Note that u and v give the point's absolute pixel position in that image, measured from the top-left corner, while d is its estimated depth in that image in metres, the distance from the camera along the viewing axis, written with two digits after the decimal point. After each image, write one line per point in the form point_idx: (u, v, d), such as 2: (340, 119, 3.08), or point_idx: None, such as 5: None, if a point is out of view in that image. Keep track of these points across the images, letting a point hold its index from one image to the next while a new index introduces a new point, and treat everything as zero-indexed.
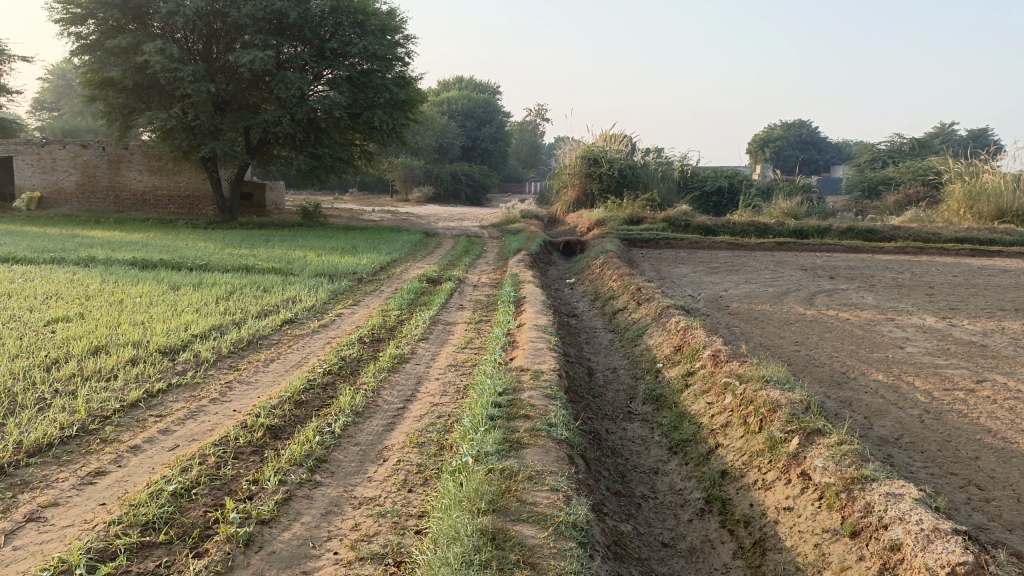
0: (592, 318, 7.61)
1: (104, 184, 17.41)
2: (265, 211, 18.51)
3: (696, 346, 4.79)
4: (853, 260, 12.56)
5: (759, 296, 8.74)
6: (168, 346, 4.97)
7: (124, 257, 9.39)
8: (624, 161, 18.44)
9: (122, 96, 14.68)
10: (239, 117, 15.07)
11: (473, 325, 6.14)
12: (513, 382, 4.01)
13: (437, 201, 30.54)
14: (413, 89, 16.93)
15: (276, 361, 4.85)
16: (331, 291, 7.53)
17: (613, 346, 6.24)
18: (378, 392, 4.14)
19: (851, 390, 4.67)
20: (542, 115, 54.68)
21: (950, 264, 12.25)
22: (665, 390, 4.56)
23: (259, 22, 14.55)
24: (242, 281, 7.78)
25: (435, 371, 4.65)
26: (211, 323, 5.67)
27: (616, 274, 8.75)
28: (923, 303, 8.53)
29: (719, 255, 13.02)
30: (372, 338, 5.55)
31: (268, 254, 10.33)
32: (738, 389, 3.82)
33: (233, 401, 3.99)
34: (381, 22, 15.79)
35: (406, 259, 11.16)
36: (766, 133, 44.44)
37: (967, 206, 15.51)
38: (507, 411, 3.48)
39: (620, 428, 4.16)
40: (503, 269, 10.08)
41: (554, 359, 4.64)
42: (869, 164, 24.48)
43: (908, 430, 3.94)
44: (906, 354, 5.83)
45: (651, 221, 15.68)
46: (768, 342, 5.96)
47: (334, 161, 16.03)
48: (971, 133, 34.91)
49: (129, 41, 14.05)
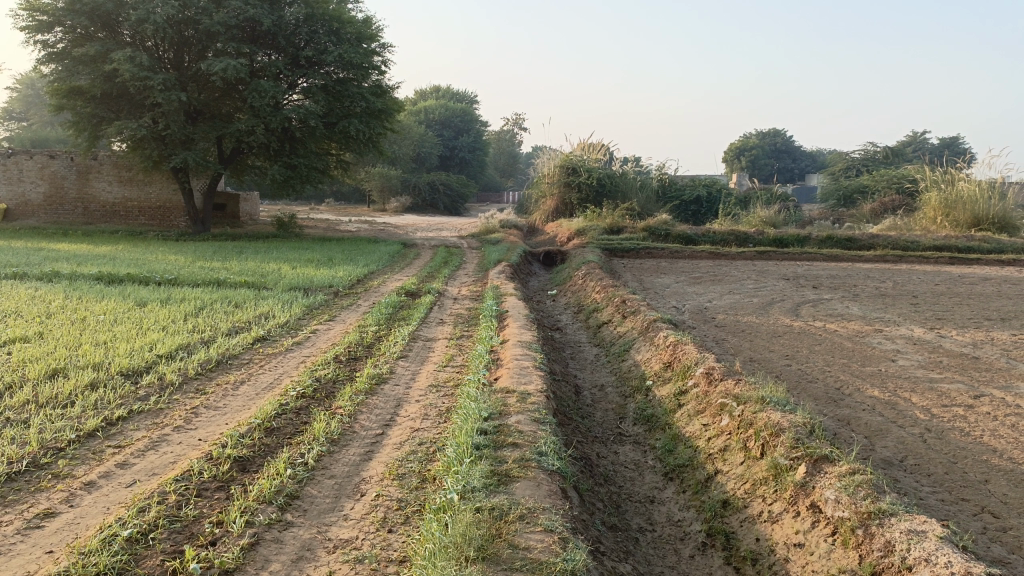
0: (576, 331, 7.41)
1: (72, 196, 16.96)
2: (239, 222, 18.15)
3: (687, 363, 4.59)
4: (834, 269, 12.50)
5: (745, 307, 8.60)
6: (130, 369, 4.69)
7: (90, 271, 9.04)
8: (603, 171, 18.34)
9: (91, 105, 14.29)
10: (212, 126, 14.74)
11: (454, 341, 5.91)
12: (498, 405, 3.78)
13: (414, 212, 30.27)
14: (390, 98, 16.70)
15: (247, 384, 4.57)
16: (305, 306, 7.26)
17: (599, 362, 6.04)
18: (355, 417, 3.89)
19: (847, 408, 4.49)
20: (520, 125, 54.76)
21: (930, 272, 12.23)
22: (657, 410, 4.36)
23: (232, 29, 14.25)
24: (213, 296, 7.48)
25: (415, 392, 4.40)
26: (178, 341, 5.38)
27: (599, 286, 8.56)
28: (908, 313, 8.44)
29: (701, 265, 12.90)
30: (349, 356, 5.29)
31: (241, 267, 10.02)
32: (736, 410, 3.63)
33: (199, 429, 3.72)
34: (357, 30, 15.56)
35: (383, 271, 10.90)
36: (741, 142, 44.70)
37: (943, 214, 15.55)
38: (493, 439, 3.26)
39: (611, 452, 3.95)
40: (483, 281, 9.87)
41: (540, 379, 4.41)
42: (844, 172, 24.60)
43: (911, 451, 3.77)
44: (899, 367, 5.68)
45: (631, 231, 15.55)
46: (758, 356, 5.78)
47: (309, 171, 15.73)
48: (943, 142, 35.33)
49: (98, 49, 13.68)
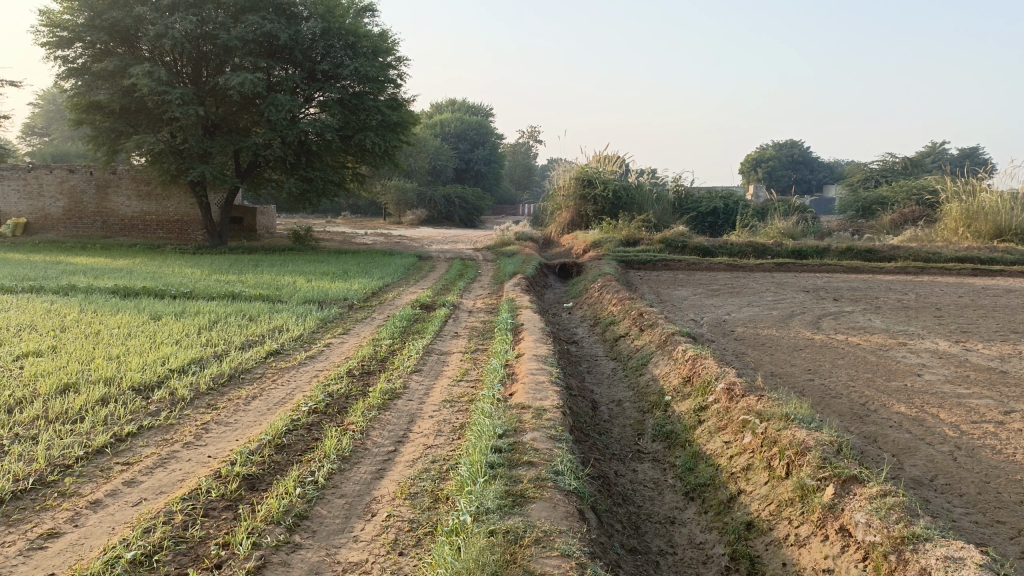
0: (592, 345, 7.30)
1: (91, 210, 17.10)
2: (256, 235, 18.21)
3: (707, 378, 4.48)
4: (855, 281, 12.31)
5: (764, 320, 8.45)
6: (142, 384, 4.64)
7: (106, 285, 9.06)
8: (619, 183, 18.25)
9: (110, 120, 14.40)
10: (229, 140, 14.81)
11: (469, 355, 5.83)
12: (513, 422, 3.68)
13: (430, 224, 30.29)
14: (405, 111, 16.72)
15: (258, 399, 4.50)
16: (319, 320, 7.20)
17: (616, 376, 5.93)
18: (367, 433, 3.81)
19: (873, 425, 4.35)
20: (535, 137, 54.86)
21: (953, 284, 12.01)
22: (676, 426, 4.25)
23: (249, 43, 14.33)
24: (227, 309, 7.45)
25: (429, 408, 4.31)
26: (191, 355, 5.34)
27: (616, 298, 8.46)
28: (932, 326, 8.26)
29: (719, 277, 12.75)
30: (363, 371, 5.22)
31: (256, 280, 10.02)
32: (759, 428, 3.51)
33: (209, 446, 3.65)
34: (373, 43, 15.61)
35: (398, 283, 10.84)
36: (758, 153, 44.46)
37: (965, 225, 15.31)
38: (509, 457, 3.17)
39: (630, 470, 3.84)
40: (499, 293, 9.79)
41: (557, 394, 4.31)
42: (862, 183, 24.35)
43: (942, 469, 3.63)
44: (925, 382, 5.53)
45: (648, 243, 15.43)
46: (780, 371, 5.65)
47: (325, 184, 15.76)
48: (963, 152, 34.91)
49: (117, 64, 13.80)
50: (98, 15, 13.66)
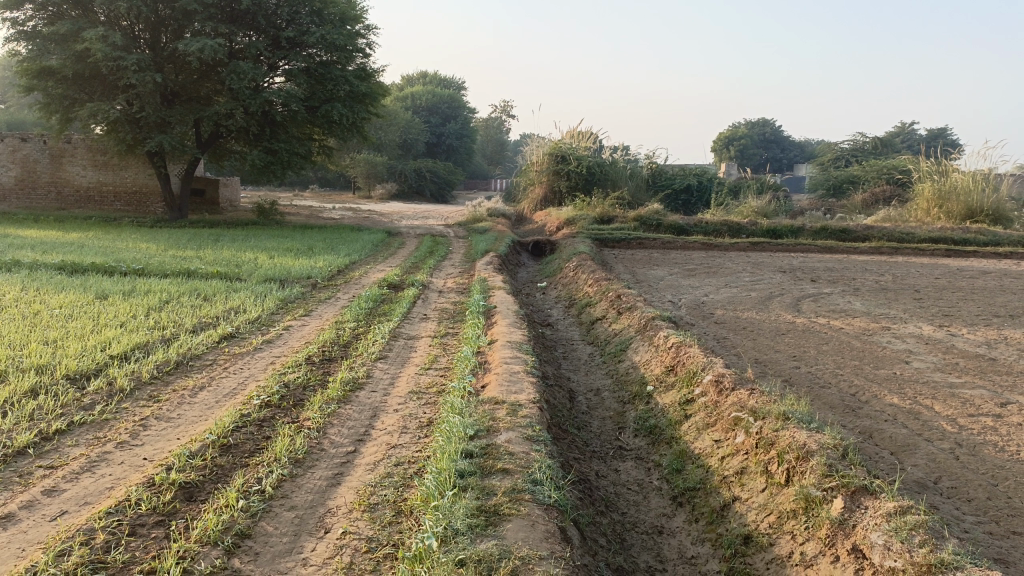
0: (568, 328, 6.98)
1: (45, 180, 16.33)
2: (218, 208, 17.60)
3: (693, 368, 4.18)
4: (830, 261, 12.15)
5: (743, 302, 8.20)
6: (78, 373, 4.21)
7: (53, 260, 8.51)
8: (593, 158, 17.90)
9: (62, 86, 13.65)
10: (189, 109, 14.16)
11: (438, 341, 5.47)
12: (486, 420, 3.35)
13: (400, 199, 29.72)
14: (375, 81, 16.16)
15: (206, 390, 4.12)
16: (279, 300, 6.78)
17: (593, 363, 5.62)
18: (324, 431, 3.45)
19: (867, 418, 4.09)
20: (508, 111, 54.21)
21: (928, 265, 11.88)
22: (660, 421, 3.95)
23: (209, 8, 13.69)
24: (180, 288, 7.00)
25: (393, 401, 3.96)
26: (136, 340, 4.91)
27: (592, 278, 8.14)
28: (914, 309, 8.07)
29: (694, 256, 12.50)
30: (323, 358, 4.84)
31: (215, 256, 9.53)
32: (753, 426, 3.22)
33: (146, 446, 3.28)
34: (340, 10, 15.05)
35: (366, 261, 10.41)
36: (730, 131, 44.31)
37: (937, 205, 15.22)
38: (481, 463, 2.84)
39: (611, 470, 3.54)
40: (470, 272, 9.42)
41: (533, 387, 3.98)
42: (833, 163, 24.27)
43: (945, 469, 3.38)
44: (914, 370, 5.28)
45: (622, 221, 15.12)
46: (765, 358, 5.38)
47: (291, 156, 15.18)
48: (931, 133, 35.07)
49: (69, 26, 13.01)
50: None
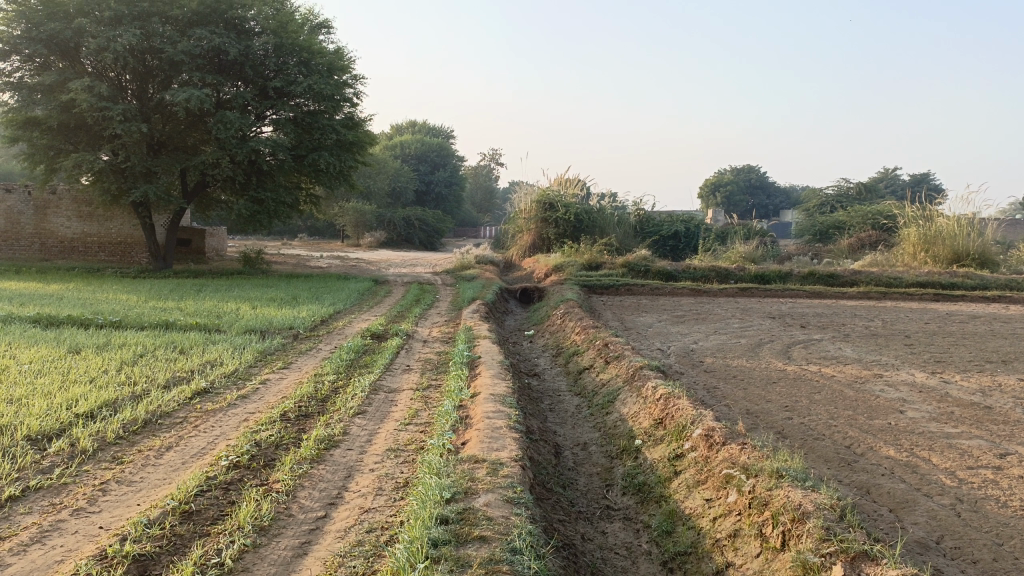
0: (555, 378, 6.83)
1: (28, 232, 16.18)
2: (204, 257, 17.47)
3: (682, 421, 4.03)
4: (819, 306, 12.08)
5: (733, 349, 8.07)
6: (39, 433, 4.01)
7: (28, 313, 8.31)
8: (581, 206, 17.93)
9: (47, 137, 13.58)
10: (175, 159, 14.10)
11: (419, 394, 5.29)
12: (465, 481, 3.18)
13: (389, 247, 29.69)
14: (362, 130, 16.22)
15: (173, 451, 3.93)
16: (257, 352, 6.60)
17: (580, 415, 5.45)
18: (294, 494, 3.27)
19: (864, 472, 3.93)
20: (497, 160, 54.76)
21: (917, 310, 11.83)
22: (649, 477, 3.79)
23: (197, 59, 13.71)
24: (157, 341, 6.82)
25: (369, 459, 3.79)
26: (103, 397, 4.71)
27: (579, 326, 8.02)
28: (905, 356, 7.96)
29: (683, 302, 12.42)
30: (299, 413, 4.66)
31: (195, 307, 9.36)
32: (745, 484, 3.06)
33: (103, 514, 3.08)
34: (328, 61, 15.14)
35: (350, 310, 10.25)
36: (716, 178, 44.78)
37: (923, 250, 15.24)
38: (456, 530, 2.66)
39: (598, 532, 3.36)
40: (457, 321, 9.27)
41: (515, 443, 3.80)
42: (818, 209, 24.44)
43: (947, 527, 3.23)
44: (910, 421, 5.13)
45: (610, 267, 15.07)
46: (756, 408, 5.22)
47: (277, 205, 15.10)
48: (914, 178, 35.54)
49: (55, 77, 12.99)
50: (35, 27, 12.85)
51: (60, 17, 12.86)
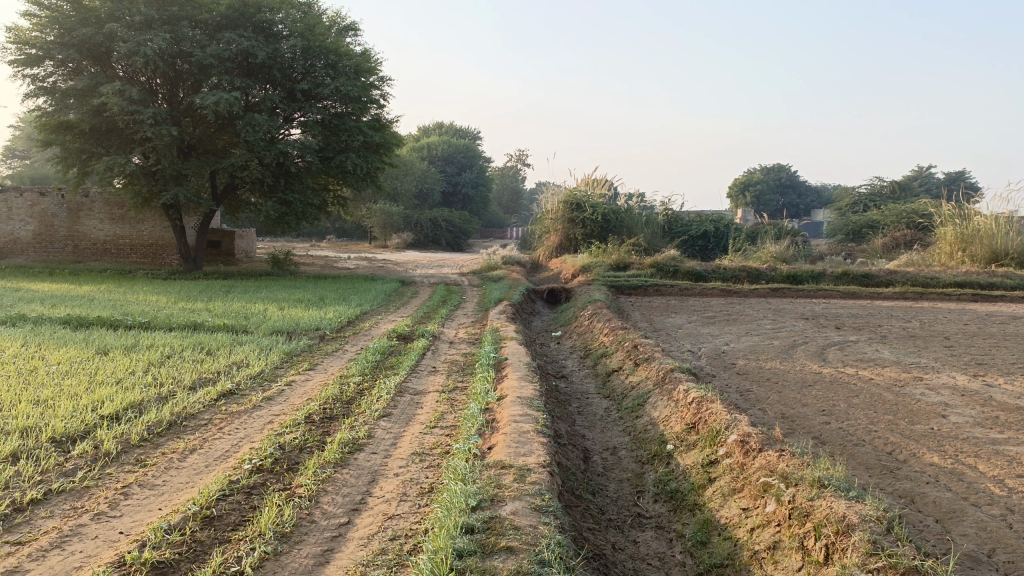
0: (583, 380, 6.70)
1: (62, 234, 16.42)
2: (233, 259, 17.60)
3: (716, 426, 3.90)
4: (854, 306, 11.82)
5: (765, 351, 7.89)
6: (63, 436, 3.98)
7: (59, 314, 8.37)
8: (608, 206, 17.77)
9: (80, 140, 13.73)
10: (205, 162, 14.21)
11: (445, 396, 5.20)
12: (492, 488, 3.08)
13: (416, 248, 29.75)
14: (389, 132, 16.23)
15: (196, 454, 3.88)
16: (283, 353, 6.57)
17: (610, 419, 5.32)
18: (317, 500, 3.20)
19: (907, 480, 3.77)
20: (523, 161, 54.74)
21: (955, 310, 11.51)
22: (682, 484, 3.67)
23: (226, 62, 13.78)
24: (184, 342, 6.82)
25: (394, 464, 3.70)
26: (129, 399, 4.69)
27: (607, 328, 7.89)
28: (945, 358, 7.71)
29: (713, 302, 12.22)
30: (324, 416, 4.59)
31: (223, 308, 9.38)
32: (785, 494, 2.94)
33: (123, 518, 3.03)
34: (354, 63, 15.14)
35: (377, 311, 10.22)
36: (745, 178, 44.25)
37: (960, 249, 14.85)
38: (483, 540, 2.57)
39: (629, 541, 3.24)
40: (483, 322, 9.18)
41: (543, 449, 3.69)
42: (850, 208, 23.99)
43: (998, 540, 3.06)
44: (952, 426, 4.93)
45: (638, 267, 14.89)
46: (791, 412, 5.07)
47: (305, 207, 15.16)
48: (949, 176, 34.82)
49: (87, 82, 13.14)
50: (69, 32, 12.99)
51: (92, 22, 12.99)
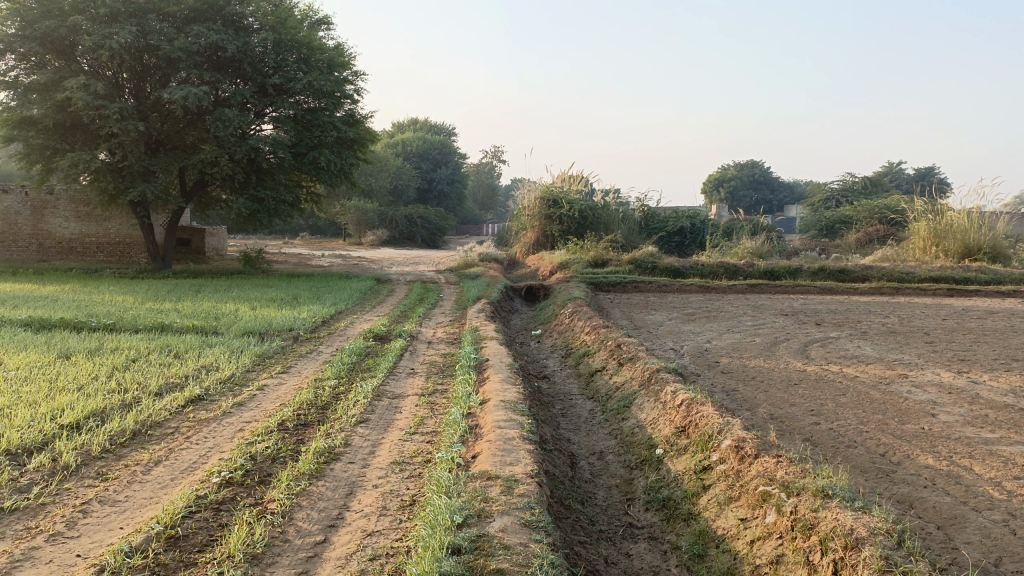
0: (565, 380, 6.54)
1: (26, 232, 15.95)
2: (204, 257, 17.22)
3: (707, 430, 3.76)
4: (832, 302, 11.80)
5: (748, 348, 7.79)
6: (19, 448, 3.73)
7: (20, 316, 8.03)
8: (585, 202, 17.65)
9: (43, 136, 13.28)
10: (173, 158, 13.84)
11: (425, 400, 5.02)
12: (478, 502, 2.91)
13: (391, 244, 29.43)
14: (363, 127, 15.94)
15: (162, 465, 3.66)
16: (255, 356, 6.33)
17: (594, 421, 5.15)
18: (291, 516, 3.00)
19: (904, 484, 3.65)
20: (498, 156, 54.55)
21: (932, 305, 11.53)
22: (674, 492, 3.52)
23: (194, 55, 13.41)
24: (151, 345, 6.55)
25: (373, 474, 3.51)
26: (91, 406, 4.44)
27: (588, 326, 7.73)
28: (927, 354, 7.65)
29: (692, 299, 12.14)
30: (297, 423, 4.38)
31: (193, 309, 9.10)
32: (787, 504, 2.82)
33: (82, 539, 2.81)
34: (328, 57, 14.87)
35: (352, 310, 9.98)
36: (719, 173, 44.44)
37: (934, 244, 14.92)
38: (471, 563, 2.40)
39: (622, 555, 3.09)
40: (461, 321, 8.99)
41: (530, 457, 3.53)
42: (823, 203, 24.12)
43: (1004, 548, 2.95)
44: (943, 425, 4.83)
45: (616, 264, 14.77)
46: (780, 412, 4.94)
47: (278, 204, 14.83)
48: (919, 172, 35.17)
49: (50, 76, 12.70)
50: (30, 24, 12.54)
51: (55, 14, 12.55)
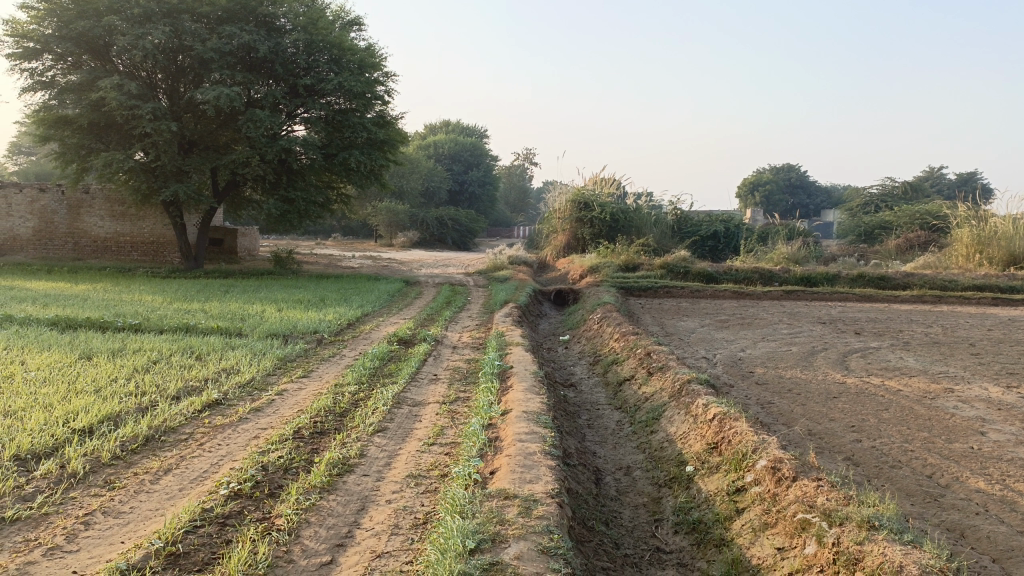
0: (593, 389, 6.33)
1: (62, 231, 16.15)
2: (236, 257, 17.29)
3: (741, 449, 3.54)
4: (871, 310, 11.41)
5: (784, 358, 7.50)
6: (27, 453, 3.64)
7: (48, 315, 8.02)
8: (616, 205, 17.41)
9: (78, 136, 13.40)
10: (205, 158, 13.88)
11: (446, 408, 4.86)
12: (495, 524, 2.73)
13: (422, 246, 29.38)
14: (394, 129, 15.87)
15: (171, 474, 3.55)
16: (276, 359, 6.22)
17: (621, 434, 4.95)
18: (297, 534, 2.85)
19: (955, 511, 3.40)
20: (530, 159, 54.38)
21: (977, 315, 11.09)
22: (705, 515, 3.32)
23: (227, 56, 13.44)
24: (174, 346, 6.47)
25: (387, 488, 3.35)
26: (106, 410, 4.34)
27: (618, 333, 7.51)
28: (973, 367, 7.31)
29: (726, 305, 11.83)
30: (313, 430, 4.24)
31: (219, 309, 9.05)
32: (828, 535, 2.61)
33: (80, 554, 2.69)
34: (359, 58, 14.82)
35: (377, 313, 9.86)
36: (754, 177, 43.70)
37: (978, 251, 14.41)
38: None
39: None
40: (488, 326, 8.82)
41: (551, 474, 3.34)
42: (861, 208, 23.51)
43: None
44: (994, 444, 4.54)
45: (648, 268, 14.49)
46: (818, 429, 4.69)
47: (307, 205, 14.83)
48: (962, 177, 34.23)
49: (86, 76, 12.80)
50: (67, 24, 12.65)
51: (91, 15, 12.65)
